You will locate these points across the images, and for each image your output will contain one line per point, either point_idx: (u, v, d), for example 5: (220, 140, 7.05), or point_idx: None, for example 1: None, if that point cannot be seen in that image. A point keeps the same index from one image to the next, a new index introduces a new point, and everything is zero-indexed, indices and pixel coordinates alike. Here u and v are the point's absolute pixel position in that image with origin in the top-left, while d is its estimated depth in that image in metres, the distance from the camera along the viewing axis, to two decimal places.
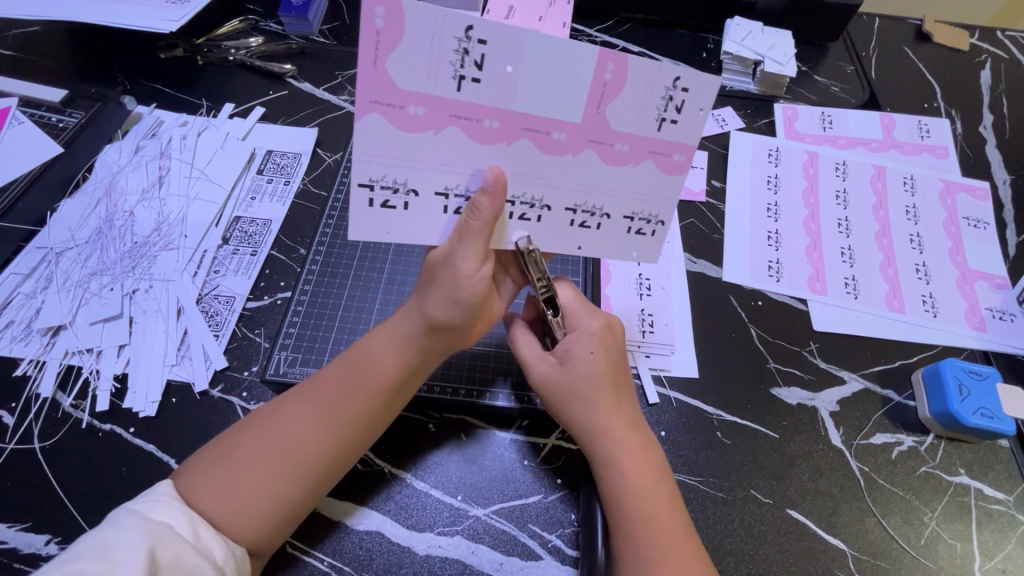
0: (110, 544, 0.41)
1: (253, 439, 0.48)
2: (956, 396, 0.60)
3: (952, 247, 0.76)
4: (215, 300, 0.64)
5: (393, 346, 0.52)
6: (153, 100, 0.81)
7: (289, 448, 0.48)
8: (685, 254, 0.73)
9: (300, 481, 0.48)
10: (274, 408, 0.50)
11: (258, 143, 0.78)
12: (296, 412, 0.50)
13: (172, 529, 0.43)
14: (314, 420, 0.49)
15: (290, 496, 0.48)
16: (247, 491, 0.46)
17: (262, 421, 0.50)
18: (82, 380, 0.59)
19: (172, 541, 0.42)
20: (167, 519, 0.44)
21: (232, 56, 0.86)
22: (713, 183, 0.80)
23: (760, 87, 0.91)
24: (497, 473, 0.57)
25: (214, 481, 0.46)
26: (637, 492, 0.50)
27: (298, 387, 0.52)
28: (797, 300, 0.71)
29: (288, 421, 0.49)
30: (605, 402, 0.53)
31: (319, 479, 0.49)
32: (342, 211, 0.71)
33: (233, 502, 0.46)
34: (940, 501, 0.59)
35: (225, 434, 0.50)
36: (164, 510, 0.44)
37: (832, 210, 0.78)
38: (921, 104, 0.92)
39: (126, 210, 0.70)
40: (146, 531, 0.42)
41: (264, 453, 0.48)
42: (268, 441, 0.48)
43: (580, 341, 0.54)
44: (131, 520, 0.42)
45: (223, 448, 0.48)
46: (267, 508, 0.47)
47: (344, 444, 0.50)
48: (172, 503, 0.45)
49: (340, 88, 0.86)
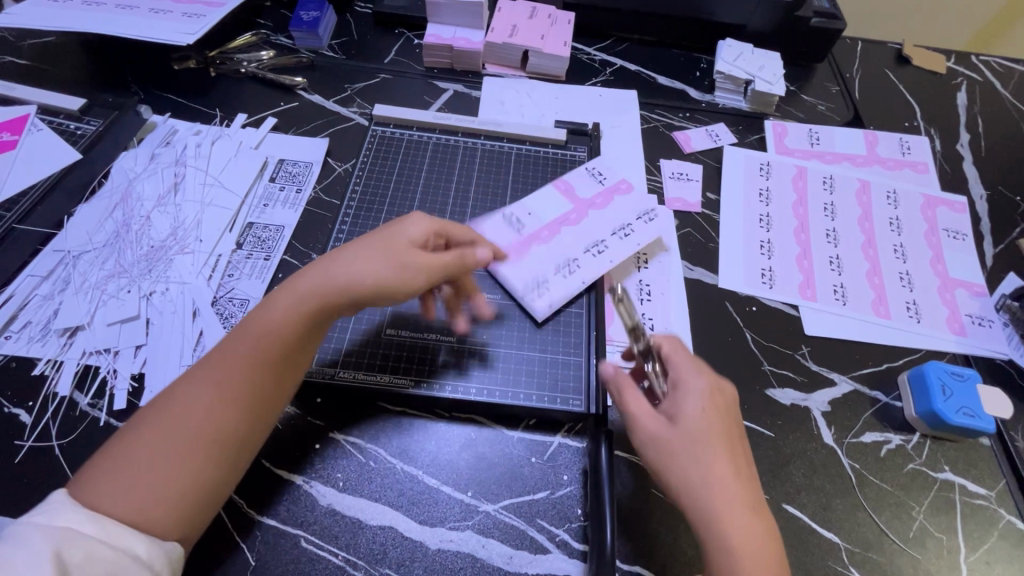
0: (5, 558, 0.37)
1: (152, 430, 0.46)
2: (939, 395, 0.64)
3: (934, 258, 0.81)
4: (230, 302, 0.66)
5: (295, 311, 0.52)
6: (168, 110, 0.84)
7: (193, 427, 0.47)
8: (683, 262, 0.77)
9: (209, 461, 0.47)
10: (174, 398, 0.48)
11: (271, 152, 0.80)
12: (193, 391, 0.48)
13: (77, 530, 0.40)
14: (217, 393, 0.48)
15: (201, 478, 0.46)
16: (154, 485, 0.44)
17: (158, 409, 0.47)
18: (100, 378, 0.60)
19: (82, 539, 0.40)
20: (67, 519, 0.40)
21: (244, 68, 0.90)
22: (708, 195, 0.85)
23: (751, 105, 0.96)
24: (506, 470, 0.59)
25: (111, 484, 0.43)
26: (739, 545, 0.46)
27: (191, 371, 0.50)
28: (790, 306, 0.74)
29: (187, 400, 0.48)
30: (719, 456, 0.50)
31: (227, 454, 0.48)
32: (356, 217, 0.74)
33: (147, 498, 0.44)
34: (927, 495, 0.62)
35: (121, 433, 0.47)
36: (62, 514, 0.41)
37: (820, 221, 0.82)
38: (903, 122, 0.97)
39: (143, 215, 0.71)
40: (47, 535, 0.39)
41: (164, 439, 0.46)
42: (165, 427, 0.46)
43: (690, 397, 0.52)
44: (30, 530, 0.39)
45: (121, 447, 0.45)
46: (175, 496, 0.45)
47: (251, 410, 0.50)
48: (72, 509, 0.41)
49: (350, 101, 0.89)
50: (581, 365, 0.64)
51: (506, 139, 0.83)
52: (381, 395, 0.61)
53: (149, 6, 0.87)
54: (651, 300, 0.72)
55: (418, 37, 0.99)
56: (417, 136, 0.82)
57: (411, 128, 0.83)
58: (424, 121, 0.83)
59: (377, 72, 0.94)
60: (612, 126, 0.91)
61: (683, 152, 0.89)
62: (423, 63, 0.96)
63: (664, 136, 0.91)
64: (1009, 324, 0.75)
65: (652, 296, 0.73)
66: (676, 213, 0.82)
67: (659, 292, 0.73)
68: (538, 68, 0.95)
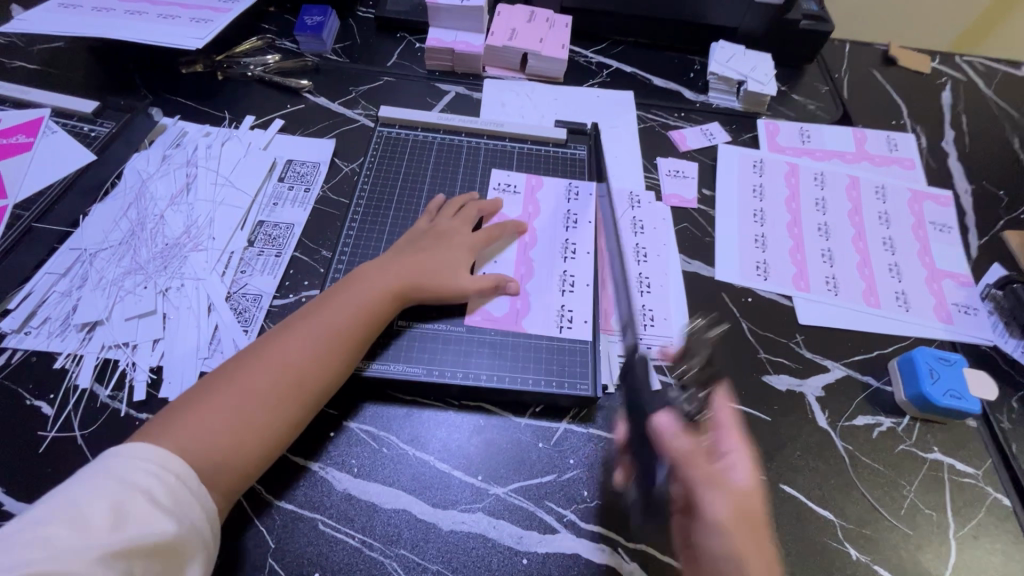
0: (79, 509, 0.42)
1: (225, 395, 0.54)
2: (927, 379, 0.66)
3: (921, 249, 0.84)
4: (243, 297, 0.68)
5: (369, 300, 0.63)
6: (178, 113, 0.86)
7: (277, 384, 0.55)
8: (680, 255, 0.80)
9: (285, 414, 0.55)
10: (249, 369, 0.56)
11: (279, 153, 0.83)
12: (280, 353, 0.57)
13: (140, 491, 0.45)
14: (303, 357, 0.57)
15: (275, 425, 0.55)
16: (237, 429, 0.53)
17: (264, 355, 0.57)
18: (119, 371, 0.62)
19: (147, 503, 0.44)
20: (133, 478, 0.45)
21: (251, 72, 0.92)
22: (704, 191, 0.87)
23: (743, 105, 0.99)
24: (514, 455, 0.61)
25: (202, 422, 0.52)
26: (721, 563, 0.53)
27: (266, 348, 0.58)
28: (784, 296, 0.77)
29: (282, 352, 0.57)
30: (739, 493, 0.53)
31: (297, 411, 0.56)
32: (364, 215, 0.76)
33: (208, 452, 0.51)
34: (917, 475, 0.65)
35: (199, 393, 0.54)
36: (131, 469, 0.46)
37: (812, 216, 0.85)
38: (890, 121, 1.01)
39: (157, 214, 0.72)
40: (113, 496, 0.43)
41: (249, 389, 0.55)
42: (237, 393, 0.54)
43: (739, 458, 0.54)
44: (101, 484, 0.44)
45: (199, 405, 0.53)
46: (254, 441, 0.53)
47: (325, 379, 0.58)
48: (148, 465, 0.46)
49: (354, 103, 0.91)
50: (586, 350, 0.67)
51: (508, 139, 0.86)
52: (393, 384, 0.63)
53: (158, 12, 0.89)
54: (650, 291, 0.75)
55: (419, 41, 1.02)
56: (421, 137, 0.84)
57: (415, 129, 0.85)
58: (428, 122, 0.85)
59: (381, 75, 0.96)
60: (610, 125, 0.93)
61: (679, 150, 0.92)
62: (425, 66, 0.98)
63: (660, 135, 0.94)
64: (994, 312, 0.79)
65: (651, 287, 0.76)
66: (673, 209, 0.85)
67: (658, 284, 0.76)
68: (537, 71, 0.98)
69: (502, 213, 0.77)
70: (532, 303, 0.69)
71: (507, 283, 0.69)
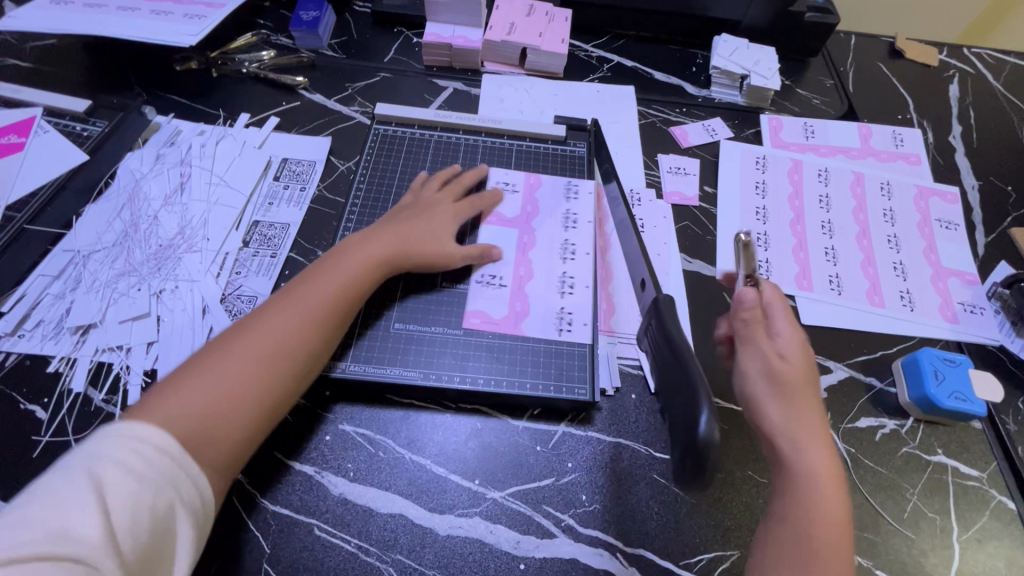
0: (62, 496, 0.40)
1: (215, 362, 0.52)
2: (932, 380, 0.65)
3: (927, 247, 0.82)
4: (238, 299, 0.68)
5: (356, 270, 0.62)
6: (171, 111, 0.85)
7: (268, 349, 0.54)
8: (680, 254, 0.79)
9: (273, 380, 0.53)
10: (238, 337, 0.54)
11: (274, 151, 0.82)
12: (264, 323, 0.56)
13: (128, 470, 0.42)
14: (288, 325, 0.56)
15: (269, 391, 0.53)
16: (222, 399, 0.50)
17: (253, 323, 0.56)
18: (113, 375, 0.61)
19: (137, 491, 0.42)
20: (119, 464, 0.42)
21: (246, 68, 0.91)
22: (705, 188, 0.86)
23: (746, 100, 0.97)
24: (512, 458, 0.61)
25: (191, 393, 0.49)
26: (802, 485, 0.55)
27: (255, 317, 0.56)
28: (786, 296, 0.76)
29: (272, 319, 0.56)
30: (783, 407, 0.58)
31: (290, 377, 0.55)
32: (361, 214, 0.75)
33: (200, 419, 0.48)
34: (921, 478, 0.64)
35: (186, 364, 0.52)
36: (116, 451, 0.43)
37: (815, 213, 0.84)
38: (896, 115, 0.99)
39: (151, 215, 0.72)
40: (101, 482, 0.41)
41: (239, 355, 0.53)
42: (228, 360, 0.52)
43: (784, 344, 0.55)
44: (85, 470, 0.41)
45: (186, 374, 0.51)
46: (242, 407, 0.50)
47: (313, 347, 0.57)
48: (129, 444, 0.43)
49: (351, 100, 0.90)
50: (585, 353, 0.65)
51: (506, 136, 0.84)
52: (390, 388, 0.63)
53: (150, 8, 0.87)
54: None
55: (416, 36, 1.00)
56: (418, 134, 0.83)
57: (412, 127, 0.84)
58: (425, 119, 0.84)
59: (377, 71, 0.95)
60: (611, 122, 0.92)
61: (680, 147, 0.90)
62: (422, 61, 0.97)
63: (661, 131, 0.92)
64: (1001, 311, 0.77)
65: None
66: (673, 207, 0.83)
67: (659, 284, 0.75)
68: (536, 65, 0.96)
69: (500, 211, 0.76)
70: (532, 306, 0.68)
71: (492, 252, 0.70)
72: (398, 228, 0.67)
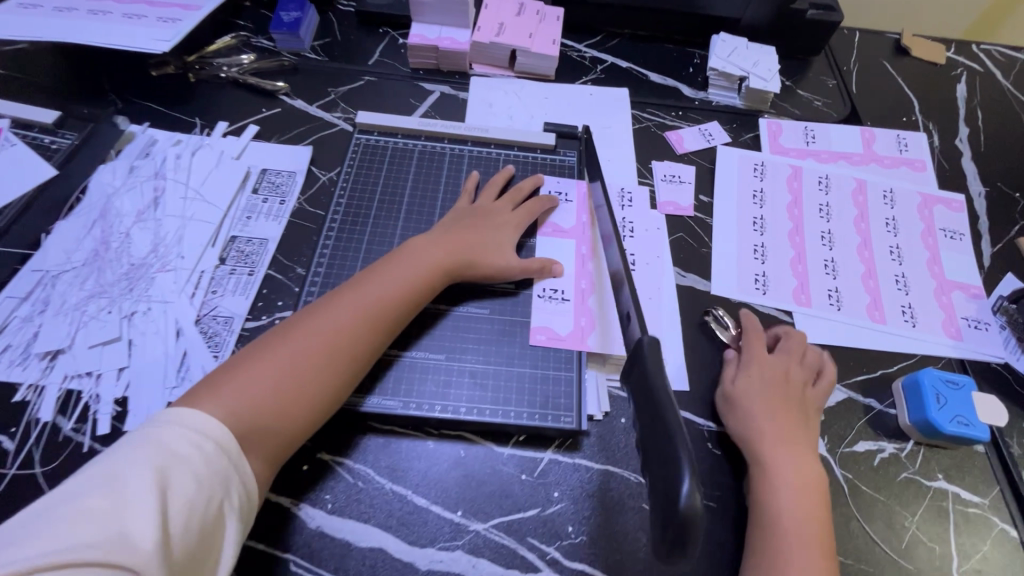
0: (122, 477, 0.43)
1: (272, 351, 0.56)
2: (933, 404, 0.63)
3: (930, 258, 0.79)
4: (213, 320, 0.65)
5: (407, 273, 0.63)
6: (146, 120, 0.82)
7: (321, 345, 0.56)
8: (674, 267, 0.76)
9: (323, 375, 0.56)
10: (296, 329, 0.57)
11: (253, 161, 0.79)
12: (315, 321, 0.58)
13: (184, 462, 0.46)
14: (339, 323, 0.58)
15: (317, 383, 0.55)
16: (270, 392, 0.53)
17: (311, 316, 0.59)
18: (82, 404, 0.59)
19: (186, 473, 0.45)
20: (174, 448, 0.46)
21: (224, 73, 0.87)
22: (701, 197, 0.83)
23: (745, 102, 0.94)
24: (496, 488, 0.58)
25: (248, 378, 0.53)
26: (795, 507, 0.56)
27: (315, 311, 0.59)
28: (784, 312, 0.74)
29: (328, 314, 0.58)
30: (783, 426, 0.61)
31: (339, 372, 0.57)
32: (341, 228, 0.72)
33: (249, 404, 0.52)
34: (921, 505, 0.62)
35: (250, 349, 0.57)
36: (171, 437, 0.47)
37: (815, 223, 0.81)
38: (900, 117, 0.95)
39: (122, 231, 0.69)
40: (157, 465, 0.44)
41: (294, 347, 0.56)
42: (283, 350, 0.56)
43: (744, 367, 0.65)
44: (143, 453, 0.45)
45: (248, 359, 0.55)
46: (291, 396, 0.54)
47: (360, 347, 0.58)
48: (188, 433, 0.47)
49: (334, 106, 0.87)
50: (572, 379, 0.63)
51: (494, 145, 0.81)
52: (370, 416, 0.60)
53: (123, 11, 0.84)
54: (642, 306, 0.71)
55: (402, 36, 0.97)
56: (402, 144, 0.80)
57: (395, 136, 0.81)
58: (409, 128, 0.81)
59: (362, 74, 0.91)
60: (603, 126, 0.89)
61: (675, 153, 0.87)
62: (408, 63, 0.93)
63: (656, 136, 0.89)
64: (1006, 327, 0.75)
65: (644, 302, 0.71)
66: (668, 217, 0.80)
67: (651, 299, 0.72)
68: (526, 67, 0.93)
69: (554, 221, 0.75)
70: (597, 320, 0.67)
71: (553, 266, 0.69)
72: (461, 234, 0.68)
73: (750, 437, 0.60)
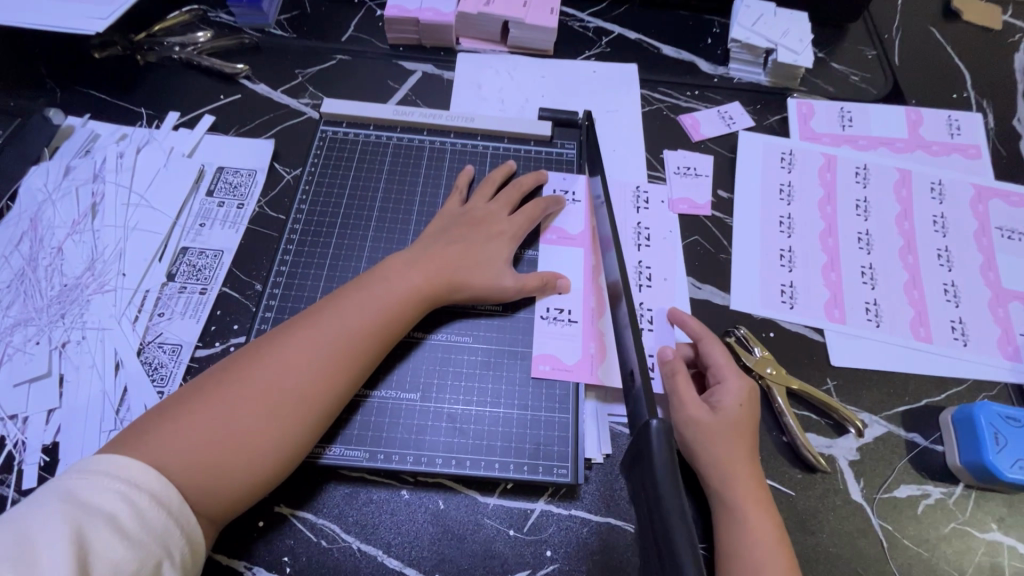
0: (31, 539, 0.35)
1: (220, 385, 0.46)
2: (992, 446, 0.54)
3: (985, 263, 0.69)
4: (159, 349, 0.57)
5: (389, 294, 0.53)
6: (87, 110, 0.72)
7: (280, 378, 0.47)
8: (689, 278, 0.66)
9: (282, 414, 0.46)
10: (253, 358, 0.48)
11: (207, 158, 0.69)
12: (280, 350, 0.49)
13: (109, 520, 0.37)
14: (304, 353, 0.49)
15: (274, 423, 0.46)
16: (219, 440, 0.44)
17: (272, 343, 0.49)
18: (6, 453, 0.51)
19: (109, 531, 0.37)
20: (96, 500, 0.38)
21: (177, 54, 0.77)
22: (720, 193, 0.72)
23: (772, 79, 0.82)
24: (479, 547, 0.50)
25: (189, 419, 0.44)
26: (758, 552, 0.47)
27: (277, 336, 0.50)
28: (814, 330, 0.64)
29: (291, 341, 0.49)
30: (742, 455, 0.51)
31: (303, 411, 0.47)
32: (304, 237, 0.63)
33: (188, 451, 0.43)
34: (972, 561, 0.53)
35: (197, 381, 0.47)
36: (93, 488, 0.39)
37: (851, 222, 0.70)
38: (950, 94, 0.83)
39: (54, 246, 0.62)
40: (74, 522, 0.36)
41: (248, 380, 0.46)
42: (235, 383, 0.46)
43: (728, 393, 0.54)
44: (56, 507, 0.37)
45: (192, 394, 0.46)
46: (240, 439, 0.44)
47: (328, 381, 0.49)
48: (113, 484, 0.39)
49: (301, 91, 0.76)
50: (567, 422, 0.55)
51: (481, 136, 0.71)
52: (335, 465, 0.52)
53: None
54: (653, 327, 0.62)
55: (380, 7, 0.85)
56: (374, 137, 0.70)
57: (367, 127, 0.70)
58: (382, 118, 0.71)
59: (333, 53, 0.80)
60: (608, 111, 0.77)
61: (691, 141, 0.76)
62: (386, 39, 0.82)
63: (669, 121, 0.78)
64: None
65: (654, 322, 0.62)
66: (682, 218, 0.70)
67: (663, 318, 0.62)
68: (521, 42, 0.81)
69: (560, 227, 0.65)
70: (608, 348, 0.58)
71: (557, 281, 0.60)
72: (451, 249, 0.58)
73: (703, 472, 0.51)
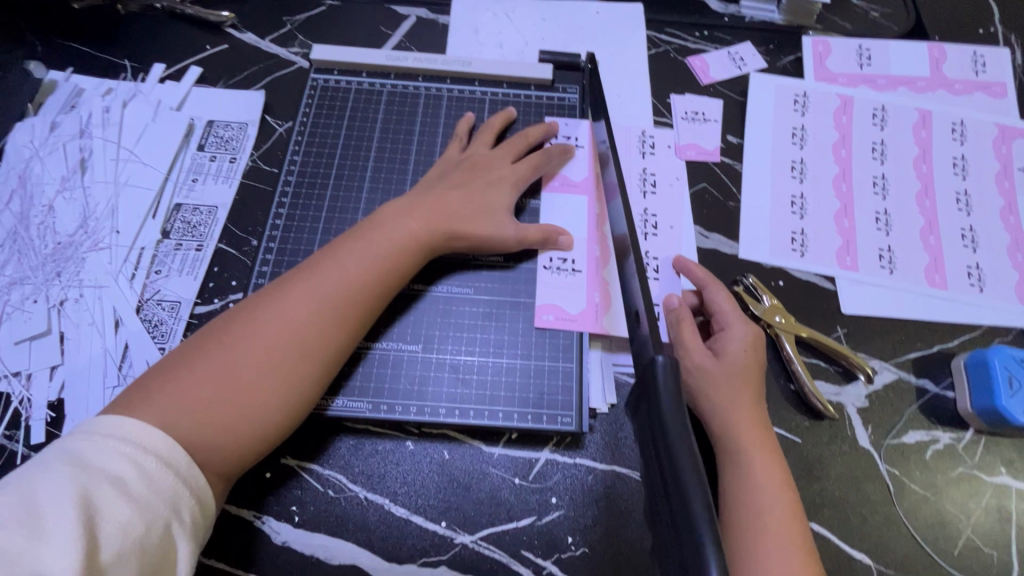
0: (39, 502, 0.35)
1: (215, 343, 0.46)
2: (1004, 390, 0.53)
3: (1005, 207, 0.66)
4: (158, 306, 0.56)
5: (382, 245, 0.52)
6: (69, 63, 0.69)
7: (275, 333, 0.46)
8: (696, 227, 0.64)
9: (279, 368, 0.45)
10: (247, 314, 0.47)
11: (197, 112, 0.66)
12: (273, 306, 0.47)
13: (114, 482, 0.37)
14: (297, 307, 0.47)
15: (272, 377, 0.45)
16: (218, 395, 0.43)
17: (266, 299, 0.48)
18: (12, 410, 0.52)
19: (116, 494, 0.37)
20: (101, 464, 0.38)
21: (159, 2, 0.73)
22: (730, 138, 0.69)
23: (786, 16, 0.77)
24: (485, 495, 0.51)
25: (187, 376, 0.44)
26: (763, 494, 0.47)
27: (270, 292, 0.49)
28: (825, 278, 0.62)
29: (284, 295, 0.48)
30: (747, 402, 0.51)
31: (300, 364, 0.46)
32: (298, 191, 0.61)
33: (188, 407, 0.42)
34: (978, 504, 0.53)
35: (194, 340, 0.47)
36: (99, 451, 0.39)
37: (866, 165, 0.68)
38: (976, 29, 0.78)
39: (44, 204, 0.60)
40: (80, 485, 0.36)
41: (243, 337, 0.46)
42: (229, 341, 0.46)
43: (732, 340, 0.53)
44: (63, 471, 0.37)
45: (188, 353, 0.45)
46: (240, 394, 0.44)
47: (324, 334, 0.48)
48: (118, 446, 0.39)
49: (290, 39, 0.73)
50: (572, 371, 0.54)
51: (479, 82, 0.68)
52: (339, 417, 0.52)
53: None
54: (659, 276, 0.60)
55: None
56: (367, 85, 0.67)
57: (360, 75, 0.67)
58: (375, 65, 0.67)
59: None
60: (612, 54, 0.73)
61: (699, 84, 0.72)
62: None
63: (676, 64, 0.74)
64: None
65: (660, 271, 0.60)
66: (689, 165, 0.67)
67: (668, 267, 0.61)
68: None
69: (563, 175, 0.63)
70: (614, 298, 0.57)
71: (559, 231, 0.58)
72: (450, 198, 0.56)
73: (707, 419, 0.51)
